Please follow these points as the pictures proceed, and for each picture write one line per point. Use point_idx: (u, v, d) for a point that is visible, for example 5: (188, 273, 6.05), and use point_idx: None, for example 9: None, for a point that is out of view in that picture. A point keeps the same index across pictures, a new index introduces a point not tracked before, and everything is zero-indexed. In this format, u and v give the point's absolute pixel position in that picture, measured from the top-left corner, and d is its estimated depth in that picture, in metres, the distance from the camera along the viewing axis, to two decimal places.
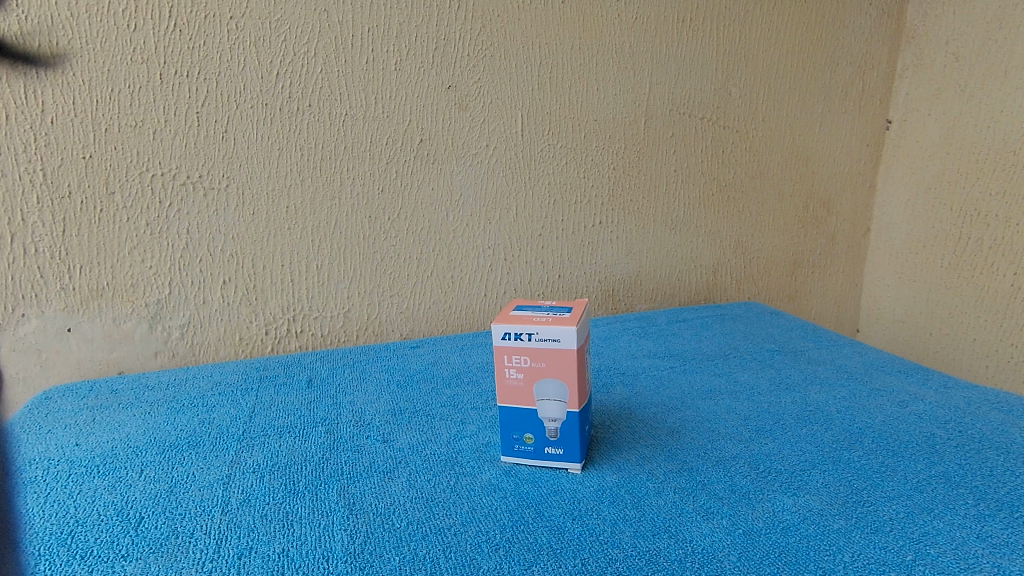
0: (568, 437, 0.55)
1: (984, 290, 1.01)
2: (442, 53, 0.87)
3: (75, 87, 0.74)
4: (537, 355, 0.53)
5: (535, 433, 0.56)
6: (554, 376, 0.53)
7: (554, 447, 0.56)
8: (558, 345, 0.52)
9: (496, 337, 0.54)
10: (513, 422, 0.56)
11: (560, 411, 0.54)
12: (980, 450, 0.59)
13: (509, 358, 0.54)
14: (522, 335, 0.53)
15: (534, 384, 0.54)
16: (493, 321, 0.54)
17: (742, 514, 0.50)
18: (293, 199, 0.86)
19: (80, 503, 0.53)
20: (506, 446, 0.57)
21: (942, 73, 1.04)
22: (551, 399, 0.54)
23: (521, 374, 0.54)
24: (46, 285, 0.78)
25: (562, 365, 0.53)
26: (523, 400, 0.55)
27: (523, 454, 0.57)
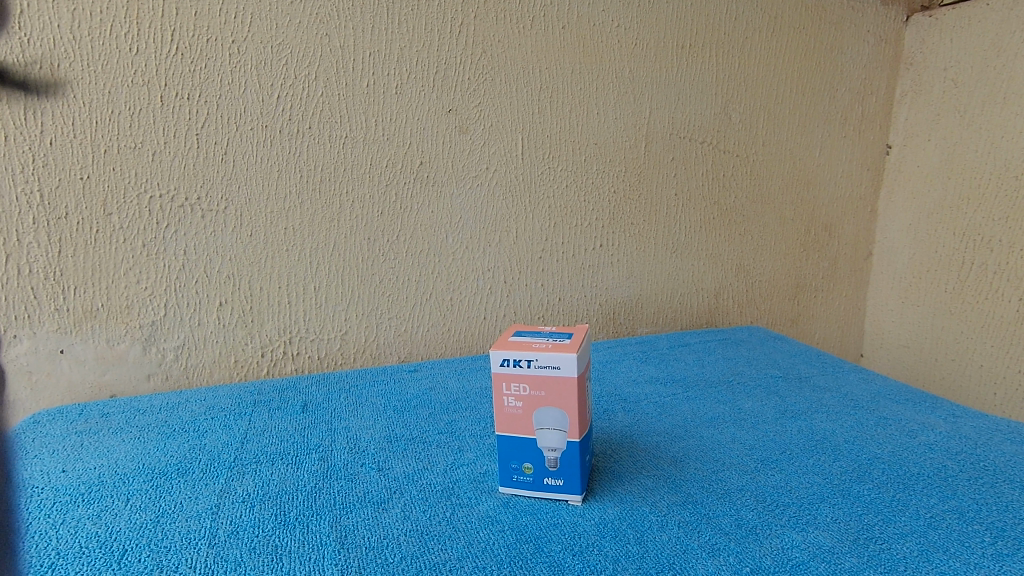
0: (569, 468, 0.53)
1: (989, 316, 1.00)
2: (443, 77, 0.87)
3: (76, 109, 0.74)
4: (537, 383, 0.52)
5: (535, 463, 0.54)
6: (553, 405, 0.52)
7: (554, 478, 0.54)
8: (558, 373, 0.51)
9: (494, 363, 0.53)
10: (512, 451, 0.55)
11: (559, 441, 0.52)
12: (994, 483, 0.57)
13: (507, 385, 0.53)
14: (521, 361, 0.52)
15: (533, 412, 0.53)
16: (492, 347, 0.53)
17: (750, 551, 0.48)
18: (292, 221, 0.85)
19: (63, 533, 0.51)
20: (504, 476, 0.56)
21: (941, 99, 1.04)
22: (550, 428, 0.52)
23: (519, 402, 0.53)
24: (39, 306, 0.77)
25: (562, 393, 0.52)
26: (522, 429, 0.53)
27: (522, 485, 0.56)
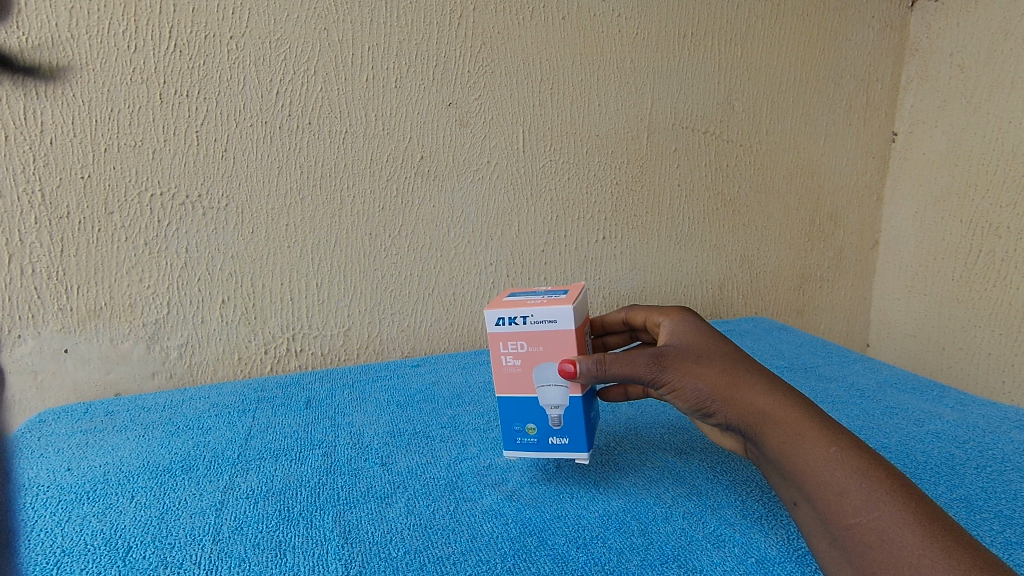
0: (573, 426, 0.52)
1: (997, 304, 0.99)
2: (442, 70, 0.87)
3: (75, 108, 0.74)
4: (534, 340, 0.51)
5: (537, 423, 0.53)
6: (553, 360, 0.51)
7: (558, 438, 0.53)
8: (556, 326, 0.50)
9: (488, 323, 0.52)
10: (512, 413, 0.54)
11: (562, 396, 0.51)
12: (1003, 471, 0.57)
13: (502, 345, 0.52)
14: (515, 319, 0.51)
15: (533, 370, 0.52)
16: (484, 308, 0.52)
17: (755, 542, 0.48)
18: (293, 217, 0.85)
19: (68, 531, 0.51)
20: (507, 441, 0.55)
21: (947, 84, 1.02)
22: (552, 386, 0.51)
23: (515, 361, 0.52)
24: (43, 306, 0.78)
25: (561, 347, 0.51)
26: (523, 387, 0.53)
27: (525, 447, 0.54)
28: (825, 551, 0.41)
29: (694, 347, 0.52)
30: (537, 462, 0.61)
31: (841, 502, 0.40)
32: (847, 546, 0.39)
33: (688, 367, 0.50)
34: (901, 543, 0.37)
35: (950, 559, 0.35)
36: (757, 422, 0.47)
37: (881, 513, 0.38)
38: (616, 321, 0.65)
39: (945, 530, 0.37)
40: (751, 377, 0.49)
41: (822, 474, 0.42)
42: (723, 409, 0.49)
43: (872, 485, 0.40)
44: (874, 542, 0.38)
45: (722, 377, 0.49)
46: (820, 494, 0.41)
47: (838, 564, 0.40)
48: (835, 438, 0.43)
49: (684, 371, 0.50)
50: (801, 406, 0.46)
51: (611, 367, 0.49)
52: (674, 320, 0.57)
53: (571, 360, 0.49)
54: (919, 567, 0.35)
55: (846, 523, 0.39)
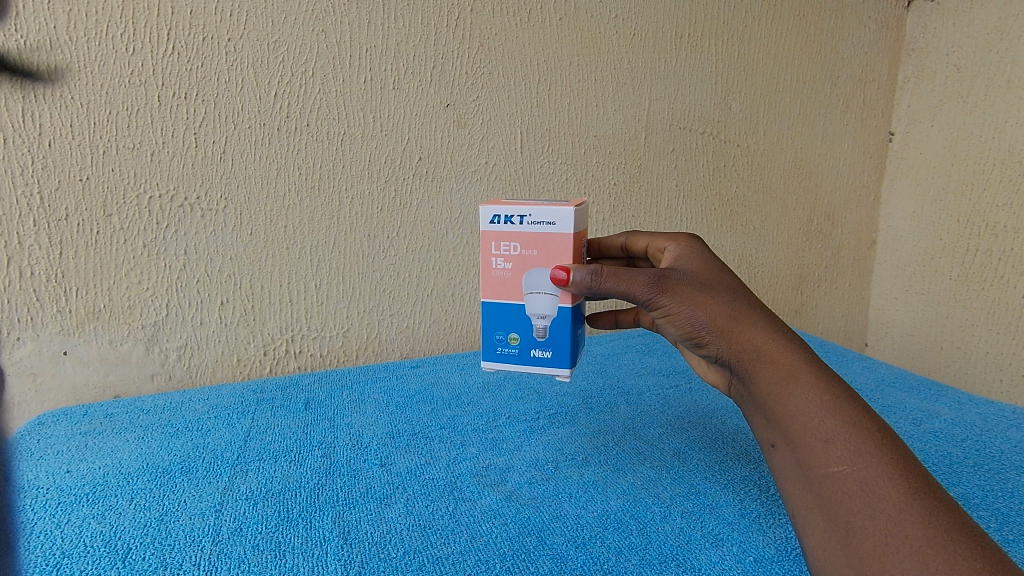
0: (557, 338, 0.57)
1: (995, 303, 0.99)
2: (440, 71, 0.87)
3: (74, 110, 0.74)
4: (532, 240, 0.55)
5: (524, 334, 0.58)
6: (548, 262, 0.55)
7: (543, 350, 0.57)
8: (554, 229, 0.55)
9: (487, 221, 0.56)
10: (505, 317, 0.58)
11: (549, 307, 0.56)
12: (1000, 469, 0.57)
13: (500, 242, 0.57)
14: (516, 219, 0.56)
15: (529, 271, 0.56)
16: (485, 204, 0.56)
17: (753, 541, 0.48)
18: (291, 219, 0.85)
19: (68, 533, 0.51)
20: (489, 349, 0.59)
21: (943, 84, 1.03)
22: (544, 291, 0.56)
23: (511, 260, 0.57)
24: (42, 308, 0.78)
25: (554, 251, 0.55)
26: (518, 286, 0.57)
27: (506, 356, 0.59)
28: (795, 493, 0.42)
29: (698, 275, 0.50)
30: (537, 462, 0.61)
31: (827, 450, 0.40)
32: (824, 493, 0.39)
33: (688, 293, 0.48)
34: (882, 498, 0.37)
35: (928, 518, 0.36)
36: (750, 358, 0.46)
37: (866, 467, 0.38)
38: (616, 246, 0.65)
39: (926, 489, 0.38)
40: (753, 312, 0.47)
41: (810, 420, 0.41)
42: (717, 341, 0.48)
43: (861, 438, 0.40)
44: (853, 493, 0.38)
45: (721, 309, 0.48)
46: (806, 440, 0.41)
47: (808, 508, 0.40)
48: (831, 384, 0.42)
49: (682, 297, 0.48)
50: (799, 349, 0.45)
51: (605, 281, 0.50)
52: (680, 247, 0.56)
53: (565, 269, 0.53)
54: (896, 523, 0.36)
55: (828, 471, 0.39)
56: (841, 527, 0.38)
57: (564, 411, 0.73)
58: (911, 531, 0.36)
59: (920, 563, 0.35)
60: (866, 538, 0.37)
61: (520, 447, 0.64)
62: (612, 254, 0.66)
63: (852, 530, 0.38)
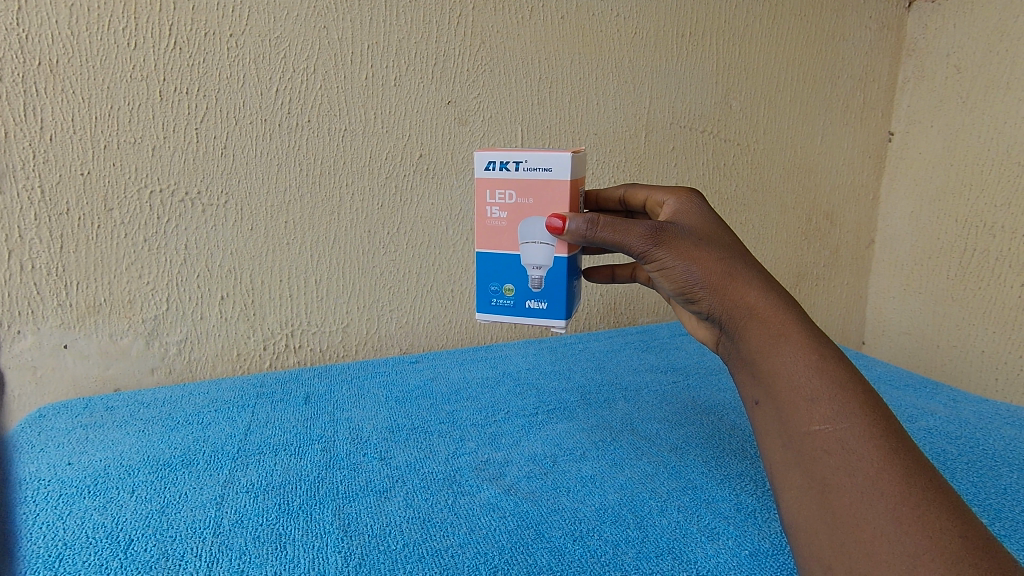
0: (553, 289, 0.58)
1: (991, 302, 1.00)
2: (441, 68, 0.87)
3: (75, 104, 0.74)
4: (528, 186, 0.56)
5: (519, 285, 0.59)
6: (544, 209, 0.56)
7: (538, 302, 0.58)
8: (550, 174, 0.55)
9: (482, 168, 0.57)
10: (501, 268, 0.59)
11: (545, 257, 0.57)
12: (993, 466, 0.58)
13: (497, 189, 0.57)
14: (511, 165, 0.56)
15: (525, 220, 0.57)
16: (481, 151, 0.57)
17: (749, 535, 0.48)
18: (292, 214, 0.85)
19: (70, 524, 0.52)
20: (484, 300, 0.60)
21: (942, 84, 1.03)
22: (540, 241, 0.57)
23: (508, 208, 0.57)
24: (42, 302, 0.78)
25: (550, 197, 0.56)
26: (515, 235, 0.58)
27: (501, 308, 0.60)
28: (774, 450, 0.42)
29: (696, 231, 0.50)
30: (535, 456, 0.62)
31: (811, 408, 0.40)
32: (804, 450, 0.40)
33: (685, 248, 0.48)
34: (861, 457, 0.37)
35: (906, 478, 0.36)
36: (740, 315, 0.46)
37: (849, 426, 0.39)
38: (613, 199, 0.64)
39: (905, 451, 0.38)
40: (747, 270, 0.48)
41: (797, 378, 0.41)
42: (709, 296, 0.48)
43: (846, 399, 0.40)
44: (833, 451, 0.38)
45: (717, 267, 0.48)
46: (790, 399, 0.41)
47: (786, 465, 0.41)
48: (819, 345, 0.43)
49: (678, 252, 0.48)
50: (791, 309, 0.45)
51: (601, 232, 0.50)
52: (679, 201, 0.55)
53: (561, 217, 0.53)
54: (873, 481, 0.37)
55: (810, 429, 0.40)
56: (818, 484, 0.38)
57: (563, 406, 0.73)
58: (888, 489, 0.36)
59: (894, 520, 0.35)
60: (842, 495, 0.37)
61: (518, 442, 0.65)
62: (609, 207, 0.65)
63: (828, 486, 0.38)
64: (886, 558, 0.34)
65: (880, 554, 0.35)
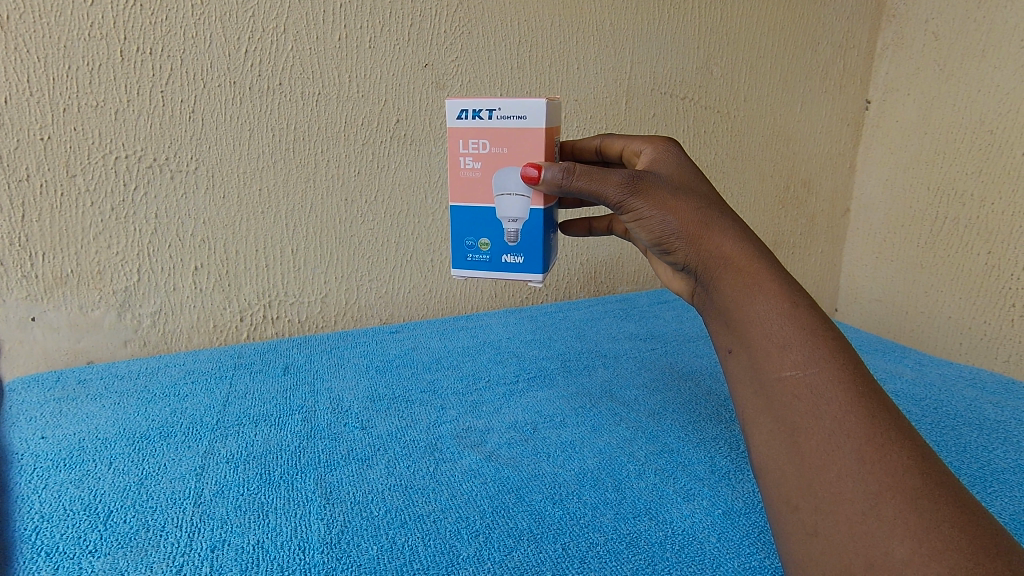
0: (529, 243, 0.57)
1: (959, 269, 1.03)
2: (417, 30, 0.84)
3: (30, 64, 0.70)
4: (503, 135, 0.55)
5: (496, 239, 0.58)
6: (519, 159, 0.55)
7: (515, 256, 0.58)
8: (524, 122, 0.54)
9: (454, 116, 0.56)
10: (476, 221, 0.59)
11: (521, 210, 0.57)
12: (955, 426, 0.60)
13: (470, 139, 0.56)
14: (485, 113, 0.55)
15: (500, 170, 0.56)
16: (452, 99, 0.56)
17: (722, 495, 0.50)
18: (265, 181, 0.83)
19: (46, 498, 0.51)
20: (459, 256, 0.60)
21: (921, 51, 1.03)
22: (515, 192, 0.56)
23: (482, 158, 0.57)
24: (6, 273, 0.75)
25: (525, 146, 0.55)
26: (489, 187, 0.57)
27: (477, 263, 0.59)
28: (745, 396, 0.43)
29: (673, 181, 0.50)
30: (516, 423, 0.63)
31: (782, 354, 0.41)
32: (774, 396, 0.40)
33: (661, 197, 0.49)
34: (829, 400, 0.38)
35: (871, 420, 0.37)
36: (716, 265, 0.47)
37: (818, 371, 0.39)
38: (590, 149, 0.64)
39: (871, 393, 0.39)
40: (723, 220, 0.48)
41: (769, 326, 0.42)
42: (685, 246, 0.48)
43: (816, 345, 0.40)
44: (802, 395, 0.39)
45: (694, 216, 0.48)
46: (762, 345, 0.42)
47: (757, 411, 0.41)
48: (792, 293, 0.43)
49: (655, 201, 0.48)
50: (765, 259, 0.46)
51: (577, 180, 0.50)
52: (656, 149, 0.55)
53: (537, 166, 0.53)
54: (839, 423, 0.37)
55: (781, 375, 0.40)
56: (787, 428, 0.39)
57: (543, 374, 0.74)
58: (853, 431, 0.37)
59: (858, 459, 0.36)
60: (810, 438, 0.38)
61: (499, 409, 0.66)
62: (586, 158, 0.65)
63: (796, 429, 0.39)
64: (850, 496, 0.35)
65: (843, 493, 0.36)
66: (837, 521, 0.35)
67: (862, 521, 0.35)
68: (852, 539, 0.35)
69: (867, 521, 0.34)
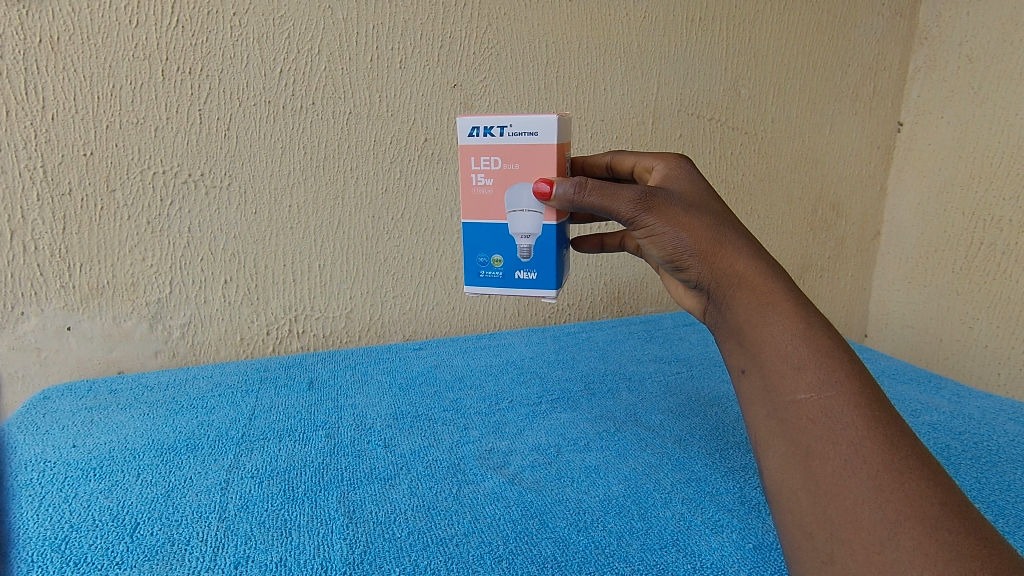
0: (542, 259, 0.57)
1: (995, 296, 1.00)
2: (447, 51, 0.86)
3: (76, 83, 0.73)
4: (515, 151, 0.55)
5: (508, 256, 0.58)
6: (532, 175, 0.55)
7: (528, 272, 0.58)
8: (536, 138, 0.54)
9: (463, 134, 0.56)
10: (489, 239, 0.59)
11: (534, 226, 0.56)
12: (997, 463, 0.58)
13: (482, 155, 0.56)
14: (496, 130, 0.55)
15: (512, 187, 0.56)
16: (462, 116, 0.56)
17: (752, 528, 0.49)
18: (295, 198, 0.85)
19: (75, 507, 0.52)
20: (472, 273, 0.60)
21: (955, 74, 1.02)
22: (528, 209, 0.56)
23: (494, 175, 0.57)
24: (45, 283, 0.78)
25: (538, 161, 0.55)
26: (501, 203, 0.57)
27: (490, 280, 0.59)
28: (759, 418, 0.42)
29: (686, 196, 0.49)
30: (539, 446, 0.62)
31: (797, 376, 0.40)
32: (788, 419, 0.39)
33: (673, 213, 0.48)
34: (846, 425, 0.37)
35: (888, 446, 0.36)
36: (730, 284, 0.46)
37: (834, 394, 0.38)
38: (600, 165, 0.62)
39: (890, 419, 0.37)
40: (737, 239, 0.47)
41: (783, 347, 0.41)
42: (698, 263, 0.47)
43: (832, 367, 0.39)
44: (817, 419, 0.38)
45: (706, 233, 0.47)
46: (775, 366, 0.41)
47: (770, 433, 0.40)
48: (807, 314, 0.42)
49: (667, 217, 0.48)
50: (779, 277, 0.45)
51: (589, 196, 0.50)
52: (668, 167, 0.53)
53: (548, 182, 0.53)
54: (856, 448, 0.36)
55: (795, 397, 0.39)
56: (802, 451, 0.38)
57: (566, 396, 0.73)
58: (870, 457, 0.36)
59: (875, 487, 0.35)
60: (824, 463, 0.37)
61: (522, 431, 0.65)
62: (596, 173, 0.63)
63: (811, 454, 0.38)
64: (866, 524, 0.34)
65: (859, 521, 0.34)
66: (853, 549, 0.34)
67: (879, 551, 0.33)
68: (869, 569, 0.33)
69: (884, 551, 0.33)
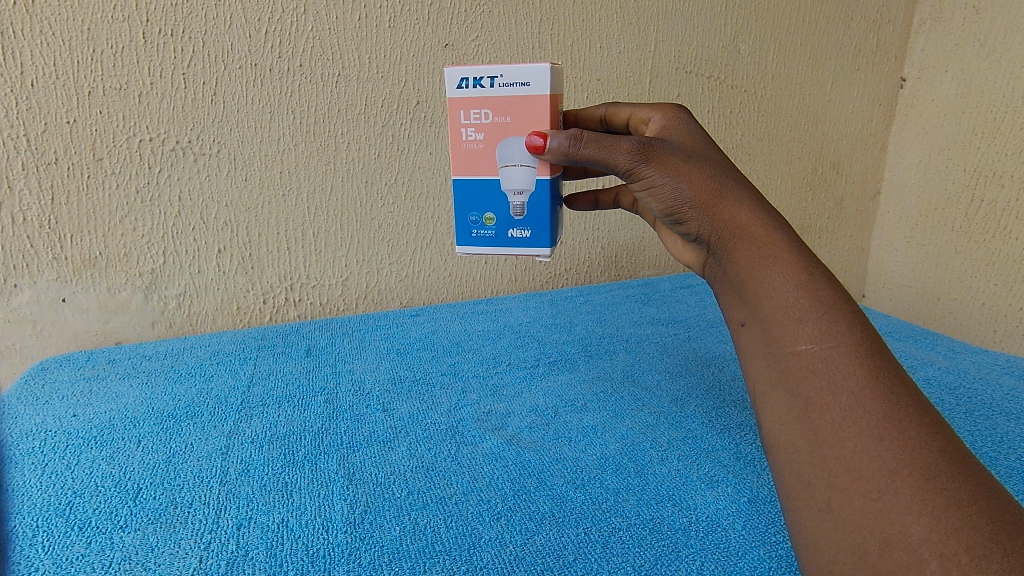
0: (535, 216, 0.56)
1: (994, 254, 0.99)
2: (437, 9, 0.83)
3: (55, 47, 0.71)
4: (506, 103, 0.54)
5: (500, 214, 0.57)
6: (524, 128, 0.54)
7: (520, 230, 0.57)
8: (528, 89, 0.53)
9: (451, 86, 0.54)
10: (479, 195, 0.58)
11: (527, 181, 0.55)
12: (991, 416, 0.58)
13: (471, 108, 0.55)
14: (485, 80, 0.54)
15: (503, 141, 0.55)
16: (449, 67, 0.54)
17: (748, 482, 0.49)
18: (287, 164, 0.83)
19: (78, 475, 0.52)
20: (463, 232, 0.59)
21: (961, 26, 0.99)
22: (520, 164, 0.55)
23: (484, 129, 0.55)
24: (36, 255, 0.77)
25: (529, 112, 0.54)
26: (493, 159, 0.56)
27: (482, 240, 0.58)
28: (757, 371, 0.41)
29: (685, 147, 0.48)
30: (537, 408, 0.62)
31: (798, 329, 0.40)
32: (788, 370, 0.39)
33: (673, 165, 0.47)
34: (845, 375, 0.37)
35: (888, 397, 0.36)
36: (730, 236, 0.45)
37: (835, 345, 0.38)
38: (594, 118, 0.61)
39: (889, 370, 0.38)
40: (738, 191, 0.46)
41: (784, 298, 0.41)
42: (698, 215, 0.47)
43: (833, 319, 0.39)
44: (817, 370, 0.38)
45: (707, 185, 0.47)
46: (776, 318, 0.41)
47: (769, 385, 0.40)
48: (809, 266, 0.42)
49: (666, 168, 0.47)
50: (780, 229, 0.44)
51: (584, 148, 0.49)
52: (665, 117, 0.52)
53: (541, 135, 0.52)
54: (855, 398, 0.36)
55: (795, 349, 0.39)
56: (801, 403, 0.38)
57: (564, 358, 0.74)
58: (870, 406, 0.36)
59: (874, 436, 0.35)
60: (823, 413, 0.37)
61: (520, 394, 0.65)
62: (589, 126, 0.62)
63: (811, 405, 0.38)
64: (865, 473, 0.34)
65: (858, 470, 0.35)
66: (851, 496, 0.34)
67: (877, 498, 0.33)
68: (866, 516, 0.34)
69: (882, 498, 0.33)
